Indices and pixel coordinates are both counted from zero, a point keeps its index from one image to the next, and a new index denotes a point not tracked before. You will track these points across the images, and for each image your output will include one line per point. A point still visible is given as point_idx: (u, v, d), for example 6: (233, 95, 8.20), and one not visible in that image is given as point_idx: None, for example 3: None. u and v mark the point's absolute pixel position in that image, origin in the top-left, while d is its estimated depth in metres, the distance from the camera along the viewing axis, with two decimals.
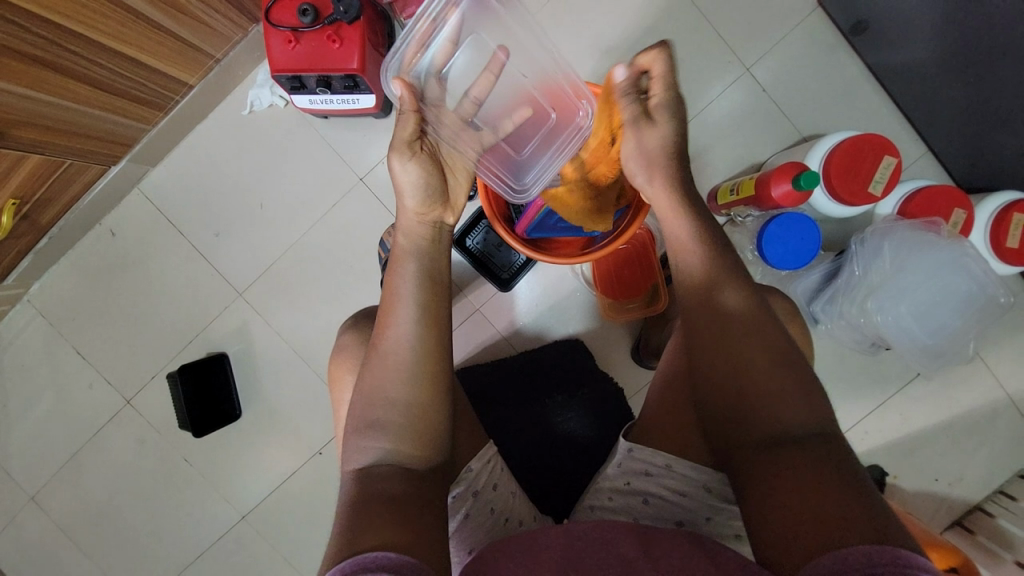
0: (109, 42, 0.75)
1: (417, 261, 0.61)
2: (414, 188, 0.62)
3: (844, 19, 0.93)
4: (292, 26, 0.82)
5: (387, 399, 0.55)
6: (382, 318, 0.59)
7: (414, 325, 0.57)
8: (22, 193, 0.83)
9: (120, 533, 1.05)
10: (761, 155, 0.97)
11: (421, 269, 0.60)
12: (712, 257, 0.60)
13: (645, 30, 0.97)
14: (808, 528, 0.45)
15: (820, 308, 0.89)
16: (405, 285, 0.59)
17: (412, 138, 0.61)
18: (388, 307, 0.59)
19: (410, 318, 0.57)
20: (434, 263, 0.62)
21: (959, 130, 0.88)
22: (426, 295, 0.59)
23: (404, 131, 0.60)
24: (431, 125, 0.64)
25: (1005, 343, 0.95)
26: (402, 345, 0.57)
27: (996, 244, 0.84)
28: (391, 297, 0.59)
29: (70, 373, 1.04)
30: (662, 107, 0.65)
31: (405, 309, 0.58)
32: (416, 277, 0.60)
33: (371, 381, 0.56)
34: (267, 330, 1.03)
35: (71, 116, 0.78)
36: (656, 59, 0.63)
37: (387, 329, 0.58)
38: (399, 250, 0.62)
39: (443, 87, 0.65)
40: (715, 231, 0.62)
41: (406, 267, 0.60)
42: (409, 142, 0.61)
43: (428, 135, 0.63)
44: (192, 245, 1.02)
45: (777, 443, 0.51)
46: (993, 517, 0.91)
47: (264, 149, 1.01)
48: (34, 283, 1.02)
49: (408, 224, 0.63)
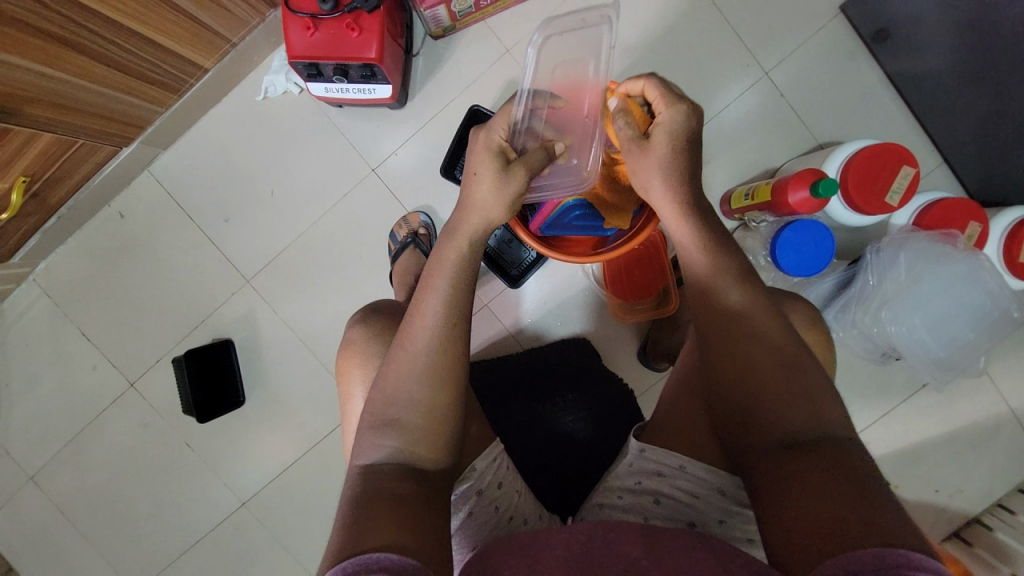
0: (125, 21, 0.74)
1: (460, 264, 0.60)
2: (500, 200, 0.60)
3: (865, 26, 0.93)
4: (311, 13, 0.81)
5: (409, 398, 0.55)
6: (412, 316, 0.58)
7: (442, 326, 0.56)
8: (32, 171, 0.82)
9: (119, 516, 1.04)
10: (776, 161, 0.97)
11: (458, 272, 0.59)
12: (726, 255, 0.59)
13: (664, 29, 0.96)
14: (827, 531, 0.44)
15: (832, 315, 0.89)
16: (440, 280, 0.59)
17: (501, 147, 0.62)
18: (420, 305, 0.58)
19: (439, 314, 0.57)
20: (474, 270, 0.61)
21: (974, 142, 0.88)
22: (462, 298, 0.58)
23: (495, 135, 0.62)
24: (521, 134, 0.64)
25: (1011, 359, 0.95)
26: (428, 346, 0.56)
27: (1008, 259, 0.84)
28: (426, 296, 0.58)
29: (74, 354, 1.03)
30: (665, 125, 0.61)
31: (436, 310, 0.57)
32: (452, 279, 0.59)
33: (391, 378, 0.56)
34: (273, 319, 1.02)
35: (85, 95, 0.78)
36: (647, 84, 0.63)
37: (414, 325, 0.57)
38: (449, 250, 0.61)
39: (541, 104, 0.66)
40: (729, 242, 0.60)
41: (448, 269, 0.59)
42: (534, 172, 0.61)
43: (515, 144, 0.64)
44: (201, 230, 1.02)
45: (791, 445, 0.51)
46: (991, 530, 0.91)
47: (277, 136, 1.01)
48: (40, 262, 1.02)
49: (471, 223, 0.61)
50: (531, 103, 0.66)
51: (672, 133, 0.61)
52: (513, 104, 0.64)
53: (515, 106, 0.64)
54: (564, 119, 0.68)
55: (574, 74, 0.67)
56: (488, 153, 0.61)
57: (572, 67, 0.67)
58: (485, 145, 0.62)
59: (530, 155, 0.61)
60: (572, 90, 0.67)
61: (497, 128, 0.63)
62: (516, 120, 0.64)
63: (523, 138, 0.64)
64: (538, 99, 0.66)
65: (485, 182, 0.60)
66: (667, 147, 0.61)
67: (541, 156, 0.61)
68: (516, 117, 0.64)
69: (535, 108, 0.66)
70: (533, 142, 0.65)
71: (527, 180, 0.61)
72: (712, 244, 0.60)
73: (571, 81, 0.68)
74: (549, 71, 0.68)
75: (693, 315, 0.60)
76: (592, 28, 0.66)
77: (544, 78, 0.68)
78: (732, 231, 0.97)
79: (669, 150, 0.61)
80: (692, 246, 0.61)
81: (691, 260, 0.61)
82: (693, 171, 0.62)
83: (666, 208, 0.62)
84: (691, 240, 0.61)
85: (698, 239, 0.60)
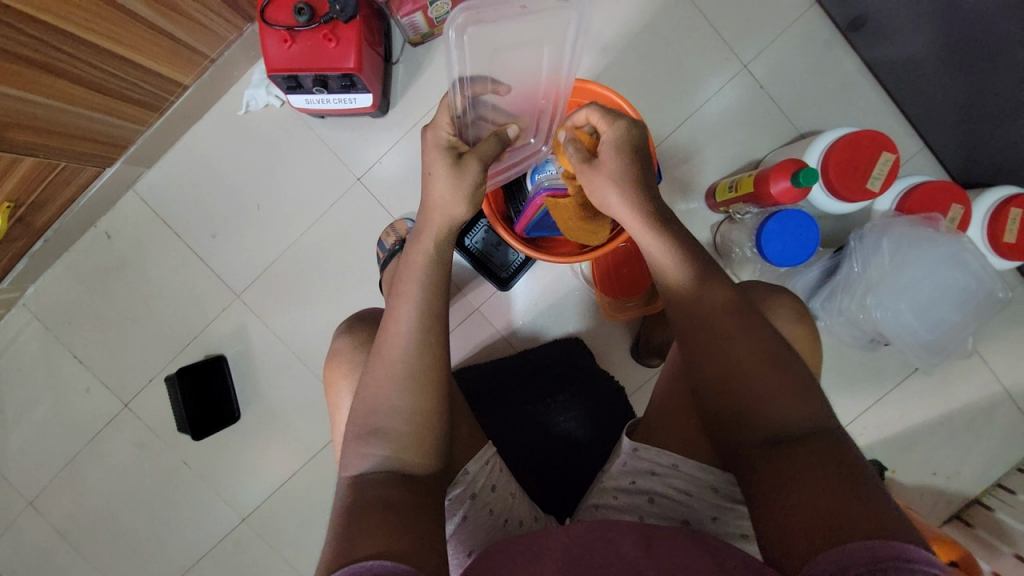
0: (102, 42, 0.74)
1: (430, 267, 0.60)
2: (459, 196, 0.60)
3: (841, 14, 0.93)
4: (288, 26, 0.81)
5: (390, 406, 0.55)
6: (387, 324, 0.58)
7: (416, 330, 0.57)
8: (16, 196, 0.82)
9: (119, 537, 1.04)
10: (758, 152, 0.97)
11: (427, 275, 0.59)
12: (694, 249, 0.60)
13: (641, 26, 0.97)
14: (818, 526, 0.44)
15: (819, 304, 0.90)
16: (411, 285, 0.59)
17: (451, 142, 0.63)
18: (393, 313, 0.58)
19: (412, 319, 0.57)
20: (445, 271, 0.61)
21: (954, 125, 0.89)
22: (437, 302, 0.59)
23: (442, 130, 0.63)
24: (468, 123, 0.65)
25: (1003, 338, 0.96)
26: (404, 351, 0.56)
27: (993, 239, 0.85)
28: (398, 303, 0.58)
29: (67, 377, 1.03)
30: (610, 141, 0.61)
31: (408, 315, 0.57)
32: (423, 282, 0.59)
33: (372, 387, 0.56)
34: (264, 332, 1.02)
35: (66, 118, 0.78)
36: (589, 112, 0.65)
37: (388, 331, 0.57)
38: (415, 255, 0.61)
39: (483, 90, 0.62)
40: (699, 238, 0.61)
41: (417, 274, 0.59)
42: (488, 162, 0.61)
43: (464, 134, 0.64)
44: (189, 247, 1.02)
45: (781, 440, 0.51)
46: (991, 510, 0.92)
47: (261, 150, 1.01)
48: (29, 287, 1.02)
49: (434, 227, 0.61)
50: (472, 91, 0.62)
51: (616, 148, 0.61)
52: (452, 95, 0.61)
53: (457, 97, 0.61)
54: (512, 99, 0.66)
55: (521, 59, 0.61)
56: (439, 151, 0.62)
57: (521, 54, 0.61)
58: (435, 141, 0.63)
59: (482, 146, 0.62)
60: (519, 74, 0.63)
61: (443, 123, 0.63)
62: (461, 112, 0.63)
63: (472, 128, 0.65)
64: (479, 85, 0.61)
65: (441, 180, 0.60)
66: (616, 160, 0.60)
67: (495, 145, 0.62)
68: (461, 108, 0.63)
69: (477, 94, 0.62)
70: (483, 129, 0.66)
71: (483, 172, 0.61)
72: (674, 245, 0.59)
73: (518, 67, 0.62)
74: (488, 55, 0.60)
75: (667, 310, 0.61)
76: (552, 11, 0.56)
77: (482, 62, 0.60)
78: (718, 224, 0.97)
79: (617, 162, 0.61)
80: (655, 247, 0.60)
81: (657, 258, 0.60)
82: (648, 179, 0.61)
83: (628, 218, 0.61)
84: (653, 242, 0.60)
85: (660, 238, 0.59)
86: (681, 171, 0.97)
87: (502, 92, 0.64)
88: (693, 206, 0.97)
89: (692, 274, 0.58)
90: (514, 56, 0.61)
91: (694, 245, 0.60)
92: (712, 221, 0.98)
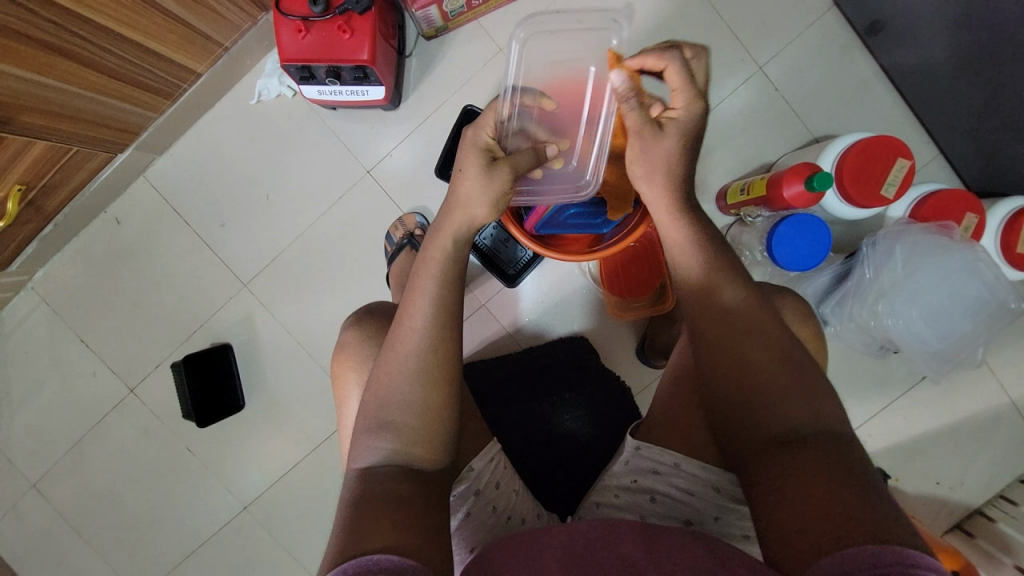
0: (116, 27, 0.74)
1: (447, 261, 0.60)
2: (485, 197, 0.60)
3: (859, 18, 0.93)
4: (303, 16, 0.81)
5: (402, 400, 0.55)
6: (401, 317, 0.58)
7: (431, 324, 0.56)
8: (27, 179, 0.82)
9: (122, 521, 1.05)
10: (771, 155, 0.96)
11: (443, 271, 0.59)
12: (717, 258, 0.59)
13: (657, 25, 0.96)
14: (823, 530, 0.44)
15: (829, 309, 0.89)
16: (427, 281, 0.58)
17: (489, 146, 0.62)
18: (408, 306, 0.58)
19: (427, 315, 0.57)
20: (461, 268, 0.61)
21: (970, 133, 0.88)
22: (450, 297, 0.58)
23: (483, 133, 0.63)
24: (509, 133, 0.65)
25: (1011, 349, 0.95)
26: (418, 346, 0.56)
27: (1006, 250, 0.84)
28: (414, 296, 0.58)
29: (73, 361, 1.03)
30: (678, 120, 0.60)
31: (423, 310, 0.57)
32: (438, 277, 0.59)
33: (383, 381, 0.56)
34: (270, 322, 1.02)
35: (78, 102, 0.78)
36: (668, 62, 0.59)
37: (402, 325, 0.57)
38: (432, 249, 0.61)
39: (529, 101, 0.66)
40: (714, 246, 0.60)
41: (434, 268, 0.59)
42: (519, 173, 0.61)
43: (504, 144, 0.65)
44: (197, 235, 1.02)
45: (789, 442, 0.51)
46: (993, 522, 0.91)
47: (272, 139, 1.01)
48: (38, 270, 1.02)
49: (455, 222, 0.61)
50: (519, 99, 0.66)
51: (684, 133, 0.60)
52: (500, 100, 0.65)
53: (504, 102, 0.65)
54: (553, 119, 0.69)
55: (569, 72, 0.67)
56: (475, 149, 0.62)
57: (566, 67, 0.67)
58: (473, 142, 0.63)
59: (517, 158, 0.62)
60: (564, 90, 0.68)
61: (485, 124, 0.63)
62: (504, 118, 0.64)
63: (510, 138, 0.66)
64: (526, 96, 0.66)
65: (470, 177, 0.60)
66: (676, 142, 0.60)
67: (530, 159, 0.62)
68: (502, 114, 0.64)
69: (523, 105, 0.66)
70: (521, 142, 0.66)
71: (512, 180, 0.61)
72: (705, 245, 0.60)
73: (565, 80, 0.67)
74: (539, 67, 0.68)
75: (684, 312, 0.60)
76: (597, 33, 0.65)
77: (534, 68, 0.68)
78: (728, 226, 0.97)
79: (676, 145, 0.60)
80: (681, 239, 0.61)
81: (674, 250, 0.61)
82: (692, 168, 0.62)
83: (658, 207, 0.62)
84: (679, 236, 0.61)
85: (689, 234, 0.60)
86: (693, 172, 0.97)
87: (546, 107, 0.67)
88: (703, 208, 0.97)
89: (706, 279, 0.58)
90: (561, 68, 0.67)
91: (717, 253, 0.59)
92: (722, 224, 0.97)
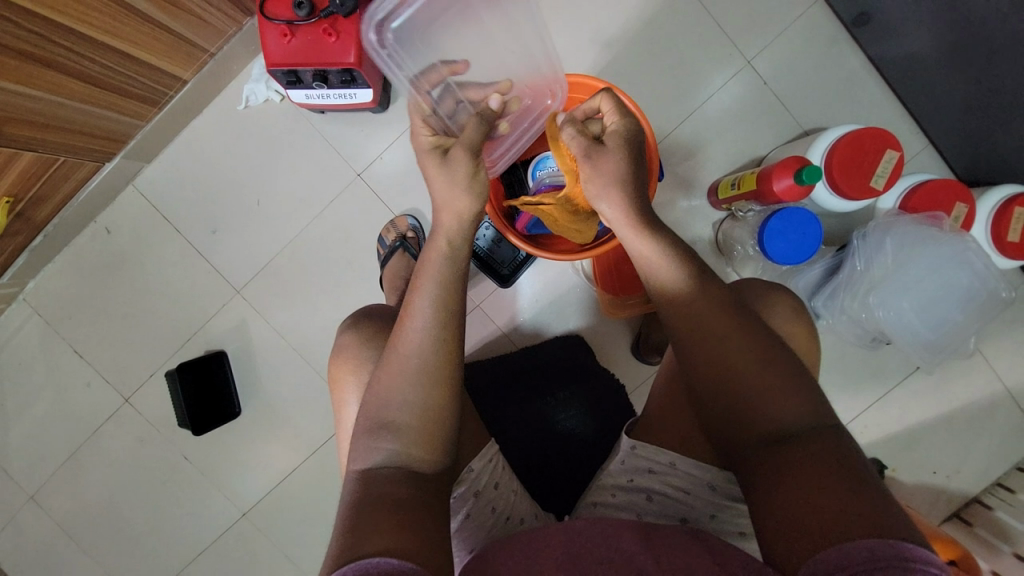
0: (101, 36, 0.73)
1: (445, 261, 0.59)
2: (460, 189, 0.60)
3: (846, 11, 0.93)
4: (288, 20, 0.81)
5: (403, 402, 0.54)
6: (402, 319, 0.58)
7: (431, 327, 0.56)
8: (16, 191, 0.82)
9: (121, 531, 1.04)
10: (762, 149, 0.96)
11: (443, 272, 0.59)
12: (687, 258, 0.59)
13: (645, 21, 0.96)
14: (826, 523, 0.44)
15: (820, 302, 0.90)
16: (427, 281, 0.58)
17: (434, 145, 0.62)
18: (408, 307, 0.57)
19: (428, 315, 0.56)
20: (461, 270, 0.60)
21: (958, 122, 0.88)
22: (453, 296, 0.58)
23: (422, 135, 0.62)
24: (445, 117, 0.66)
25: (1005, 338, 0.96)
26: (421, 347, 0.55)
27: (997, 238, 0.84)
28: (414, 297, 0.58)
29: (68, 372, 1.03)
30: (615, 134, 0.62)
31: (424, 311, 0.57)
32: (440, 278, 0.58)
33: (385, 382, 0.55)
34: (265, 328, 1.02)
35: (64, 112, 0.77)
36: (602, 99, 0.64)
37: (403, 326, 0.57)
38: (431, 251, 0.60)
39: (441, 73, 0.64)
40: (688, 249, 0.60)
41: (434, 269, 0.59)
42: (476, 147, 0.60)
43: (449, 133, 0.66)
44: (189, 242, 1.01)
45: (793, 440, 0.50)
46: (991, 509, 0.92)
47: (261, 144, 1.00)
48: (30, 281, 1.02)
49: (447, 225, 0.60)
50: (429, 82, 0.64)
51: (620, 140, 0.62)
52: (414, 99, 0.62)
53: (419, 99, 0.63)
54: (476, 72, 0.67)
55: (462, 33, 0.65)
56: (428, 155, 0.61)
57: (460, 27, 0.65)
58: (421, 150, 0.62)
59: (465, 134, 0.60)
60: (466, 50, 0.66)
61: (420, 128, 0.62)
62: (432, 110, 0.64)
63: (451, 123, 0.67)
64: (432, 74, 0.64)
65: (437, 177, 0.60)
66: (618, 157, 0.61)
67: (477, 126, 0.59)
68: (430, 107, 0.64)
69: (438, 80, 0.64)
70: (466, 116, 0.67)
71: (474, 158, 0.60)
72: (671, 250, 0.59)
73: (463, 40, 0.66)
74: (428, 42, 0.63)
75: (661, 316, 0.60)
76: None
77: (424, 48, 0.62)
78: (720, 222, 0.97)
79: (620, 166, 0.61)
80: (653, 259, 0.59)
81: (650, 266, 0.60)
82: (641, 185, 0.62)
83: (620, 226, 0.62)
84: (647, 251, 0.60)
85: (653, 242, 0.60)
86: (684, 168, 0.97)
87: (460, 71, 0.66)
88: (694, 204, 0.97)
89: (687, 276, 0.58)
90: (454, 33, 0.65)
91: (685, 251, 0.59)
92: (713, 219, 0.97)
